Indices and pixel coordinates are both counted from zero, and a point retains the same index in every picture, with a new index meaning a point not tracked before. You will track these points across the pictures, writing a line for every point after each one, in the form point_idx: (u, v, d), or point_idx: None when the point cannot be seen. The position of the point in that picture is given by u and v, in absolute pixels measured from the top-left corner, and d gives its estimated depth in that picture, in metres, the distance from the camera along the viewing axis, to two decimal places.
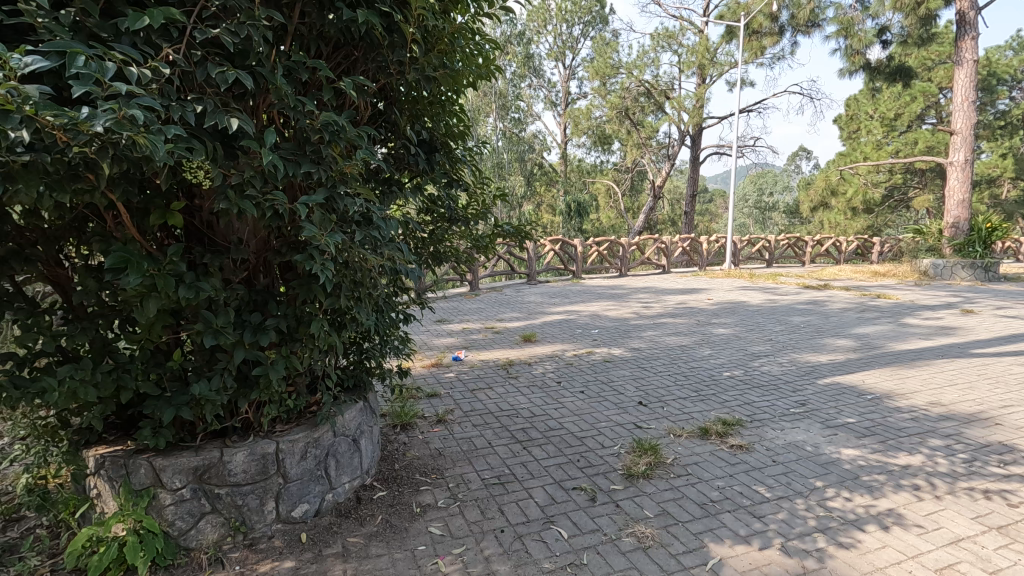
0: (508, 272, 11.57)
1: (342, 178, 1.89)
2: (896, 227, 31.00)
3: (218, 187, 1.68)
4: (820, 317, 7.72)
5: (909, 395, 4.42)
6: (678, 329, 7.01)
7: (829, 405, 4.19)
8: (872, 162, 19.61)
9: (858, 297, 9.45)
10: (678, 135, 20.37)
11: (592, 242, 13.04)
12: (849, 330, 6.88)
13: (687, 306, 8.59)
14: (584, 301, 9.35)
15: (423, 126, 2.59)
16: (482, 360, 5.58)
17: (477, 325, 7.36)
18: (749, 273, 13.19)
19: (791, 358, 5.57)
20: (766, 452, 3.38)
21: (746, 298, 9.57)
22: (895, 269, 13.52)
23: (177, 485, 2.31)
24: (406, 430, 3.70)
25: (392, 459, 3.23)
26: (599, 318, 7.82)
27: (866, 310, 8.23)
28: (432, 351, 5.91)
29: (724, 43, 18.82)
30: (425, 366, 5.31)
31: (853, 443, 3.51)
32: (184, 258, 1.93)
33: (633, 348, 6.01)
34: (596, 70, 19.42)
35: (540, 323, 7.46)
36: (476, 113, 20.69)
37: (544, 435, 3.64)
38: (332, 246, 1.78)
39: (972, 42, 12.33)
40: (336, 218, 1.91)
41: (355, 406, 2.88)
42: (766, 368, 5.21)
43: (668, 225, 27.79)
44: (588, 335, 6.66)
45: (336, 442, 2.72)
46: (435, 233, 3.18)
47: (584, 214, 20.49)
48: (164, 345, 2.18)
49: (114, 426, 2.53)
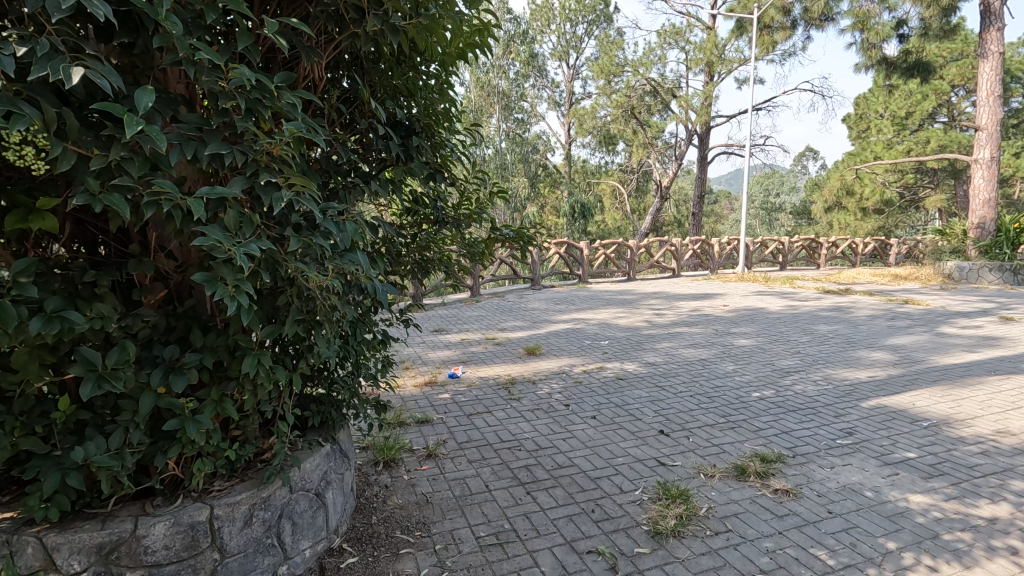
0: (511, 276, 11.04)
1: (272, 163, 1.35)
2: (908, 228, 30.31)
3: (73, 175, 1.13)
4: (848, 326, 7.14)
5: (971, 421, 3.85)
6: (695, 339, 6.45)
7: (883, 436, 3.62)
8: (888, 162, 18.94)
9: (883, 303, 8.87)
10: (685, 134, 19.83)
11: (599, 245, 12.52)
12: (883, 341, 6.30)
13: (702, 313, 8.04)
14: (591, 308, 8.82)
15: (400, 104, 2.07)
16: (482, 377, 5.03)
17: (478, 336, 6.80)
18: (763, 277, 12.62)
19: (825, 374, 5.00)
20: (818, 500, 2.82)
21: (764, 304, 9.00)
22: (917, 272, 12.91)
23: (75, 569, 1.76)
24: (390, 468, 3.18)
25: (369, 510, 2.70)
26: (609, 326, 7.28)
27: (896, 318, 7.63)
28: (426, 367, 5.39)
29: (733, 38, 18.26)
30: (417, 386, 4.78)
31: (921, 487, 2.94)
32: (51, 277, 1.39)
33: (648, 363, 5.45)
34: (600, 69, 18.93)
35: (545, 333, 6.93)
36: (478, 114, 20.26)
37: (551, 476, 3.09)
38: (245, 261, 1.23)
39: (997, 33, 11.71)
40: (260, 220, 1.36)
41: (318, 452, 2.34)
42: (800, 387, 4.65)
43: (674, 226, 27.20)
44: (598, 347, 6.11)
45: (293, 500, 2.18)
46: (419, 238, 2.65)
47: (589, 215, 20.01)
48: (47, 389, 1.64)
49: (11, 485, 2.00)
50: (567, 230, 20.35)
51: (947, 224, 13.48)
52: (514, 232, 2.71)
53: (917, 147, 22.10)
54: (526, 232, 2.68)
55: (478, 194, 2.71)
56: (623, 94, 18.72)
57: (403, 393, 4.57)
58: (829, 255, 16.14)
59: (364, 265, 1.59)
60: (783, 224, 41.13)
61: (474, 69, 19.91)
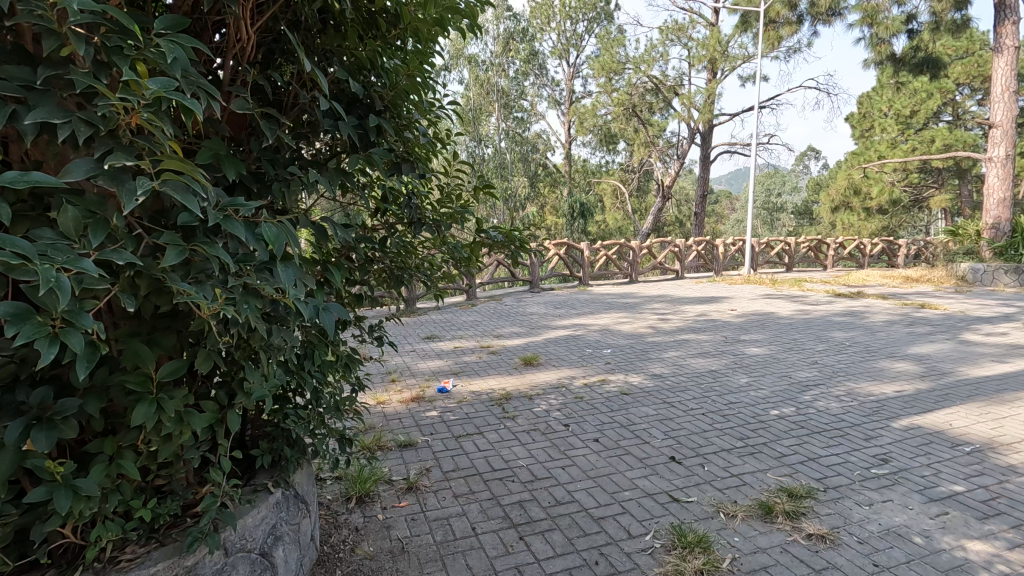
0: (509, 279, 10.63)
1: (141, 141, 0.94)
2: (913, 228, 29.88)
3: None
4: (865, 333, 6.72)
5: (1018, 446, 3.44)
6: (703, 348, 6.04)
7: (922, 464, 3.21)
8: (899, 160, 18.44)
9: (899, 307, 8.45)
10: (688, 133, 19.43)
11: (600, 247, 12.11)
12: (906, 350, 5.88)
13: (709, 319, 7.63)
14: (592, 312, 8.41)
15: (357, 78, 1.66)
16: (473, 392, 4.61)
17: (471, 344, 6.38)
18: (770, 279, 12.21)
19: (848, 388, 4.60)
20: (860, 548, 2.40)
21: (774, 308, 8.59)
22: (928, 274, 12.50)
23: None
24: (362, 506, 2.78)
25: (331, 564, 2.29)
26: (611, 333, 6.87)
27: (915, 324, 7.22)
28: (414, 379, 4.98)
29: (738, 34, 17.82)
30: (402, 402, 4.37)
31: (978, 531, 2.53)
32: None
33: (654, 375, 5.04)
34: (601, 66, 18.52)
35: (544, 340, 6.50)
36: (476, 113, 19.85)
37: (548, 515, 2.68)
38: (76, 285, 0.82)
39: (1013, 26, 11.25)
40: (121, 223, 0.95)
41: (266, 502, 1.94)
42: (822, 404, 4.23)
43: (676, 226, 26.81)
44: (600, 357, 5.68)
45: (230, 566, 1.77)
46: (389, 242, 2.25)
47: (589, 215, 19.63)
48: None
49: None
50: (567, 231, 19.98)
51: (959, 224, 13.07)
52: (505, 234, 2.31)
53: (923, 145, 21.71)
54: (518, 235, 2.27)
55: (461, 189, 2.31)
56: (625, 92, 18.28)
57: (387, 412, 4.16)
58: (837, 256, 15.74)
59: (289, 283, 1.18)
60: (785, 224, 40.75)
61: (472, 67, 19.49)
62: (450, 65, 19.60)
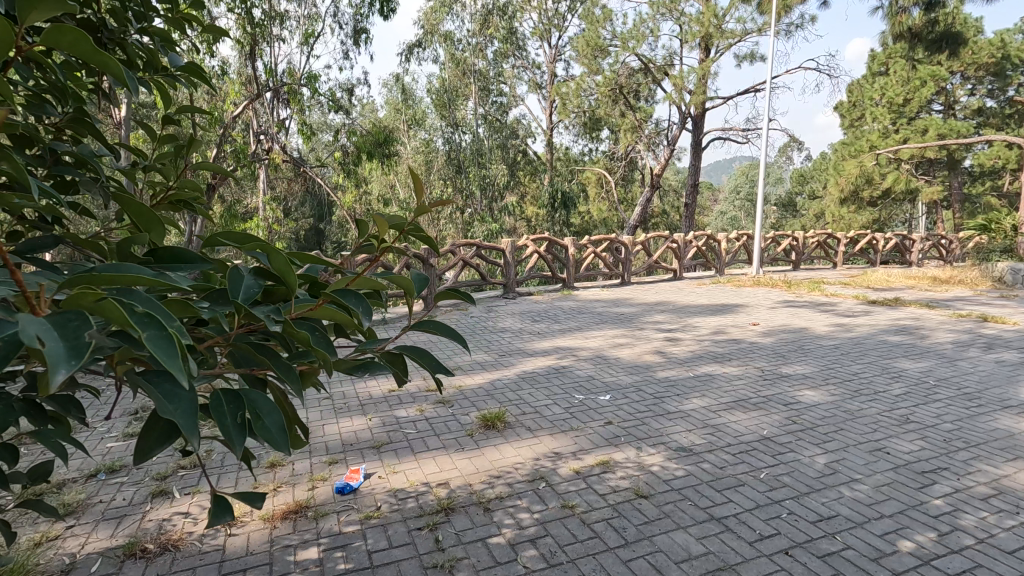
0: (479, 283, 9.00)
1: None
2: (902, 218, 28.74)
3: None
4: (943, 362, 5.07)
5: None
6: (738, 391, 4.32)
7: None
8: (908, 147, 16.96)
9: (959, 321, 6.81)
10: (678, 116, 17.77)
11: (589, 242, 10.33)
12: (1021, 395, 4.21)
13: (731, 339, 5.96)
14: (578, 328, 6.63)
15: None
16: (395, 495, 2.82)
17: (413, 387, 4.47)
18: (783, 280, 10.59)
19: (992, 482, 2.90)
20: None
21: (804, 321, 6.93)
22: (959, 274, 10.97)
23: None
24: None
25: None
26: (608, 364, 5.09)
27: (994, 347, 5.62)
28: (308, 464, 3.16)
29: (735, 7, 16.08)
30: (264, 521, 2.58)
31: None
32: None
33: (680, 450, 3.28)
34: (583, 44, 16.68)
35: (516, 376, 4.74)
36: (451, 96, 18.09)
37: None
38: None
39: None
40: None
41: None
42: (973, 523, 2.53)
43: (663, 217, 25.33)
44: (598, 412, 3.88)
45: None
46: None
47: (572, 206, 17.94)
48: None
49: None
50: (547, 224, 18.42)
51: (989, 217, 11.64)
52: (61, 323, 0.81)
53: (916, 136, 20.41)
54: (158, 351, 0.64)
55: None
56: (612, 72, 16.39)
57: (229, 552, 2.35)
58: (847, 253, 14.25)
59: None
60: (770, 218, 39.56)
61: (448, 45, 17.43)
62: (424, 42, 17.62)
